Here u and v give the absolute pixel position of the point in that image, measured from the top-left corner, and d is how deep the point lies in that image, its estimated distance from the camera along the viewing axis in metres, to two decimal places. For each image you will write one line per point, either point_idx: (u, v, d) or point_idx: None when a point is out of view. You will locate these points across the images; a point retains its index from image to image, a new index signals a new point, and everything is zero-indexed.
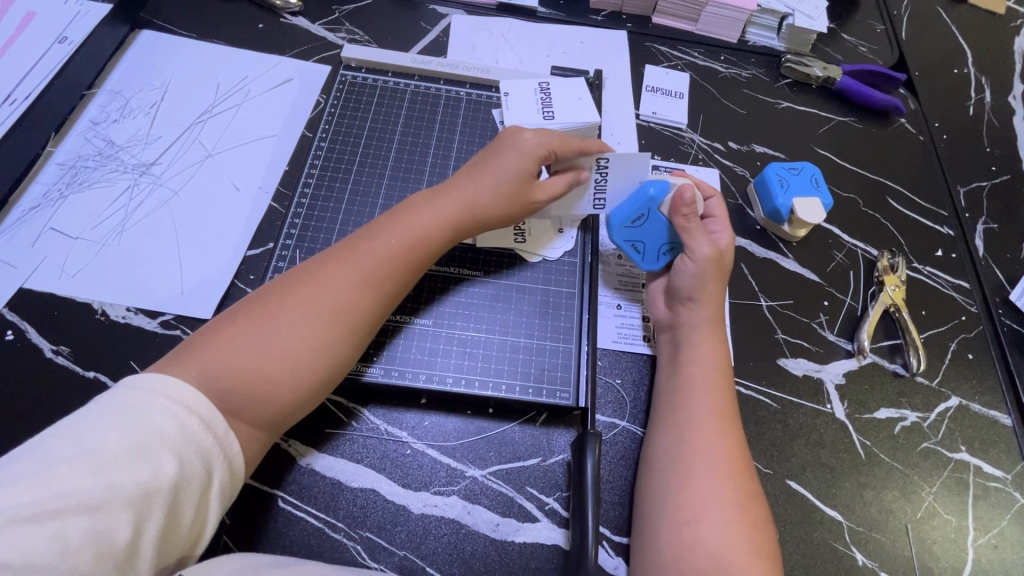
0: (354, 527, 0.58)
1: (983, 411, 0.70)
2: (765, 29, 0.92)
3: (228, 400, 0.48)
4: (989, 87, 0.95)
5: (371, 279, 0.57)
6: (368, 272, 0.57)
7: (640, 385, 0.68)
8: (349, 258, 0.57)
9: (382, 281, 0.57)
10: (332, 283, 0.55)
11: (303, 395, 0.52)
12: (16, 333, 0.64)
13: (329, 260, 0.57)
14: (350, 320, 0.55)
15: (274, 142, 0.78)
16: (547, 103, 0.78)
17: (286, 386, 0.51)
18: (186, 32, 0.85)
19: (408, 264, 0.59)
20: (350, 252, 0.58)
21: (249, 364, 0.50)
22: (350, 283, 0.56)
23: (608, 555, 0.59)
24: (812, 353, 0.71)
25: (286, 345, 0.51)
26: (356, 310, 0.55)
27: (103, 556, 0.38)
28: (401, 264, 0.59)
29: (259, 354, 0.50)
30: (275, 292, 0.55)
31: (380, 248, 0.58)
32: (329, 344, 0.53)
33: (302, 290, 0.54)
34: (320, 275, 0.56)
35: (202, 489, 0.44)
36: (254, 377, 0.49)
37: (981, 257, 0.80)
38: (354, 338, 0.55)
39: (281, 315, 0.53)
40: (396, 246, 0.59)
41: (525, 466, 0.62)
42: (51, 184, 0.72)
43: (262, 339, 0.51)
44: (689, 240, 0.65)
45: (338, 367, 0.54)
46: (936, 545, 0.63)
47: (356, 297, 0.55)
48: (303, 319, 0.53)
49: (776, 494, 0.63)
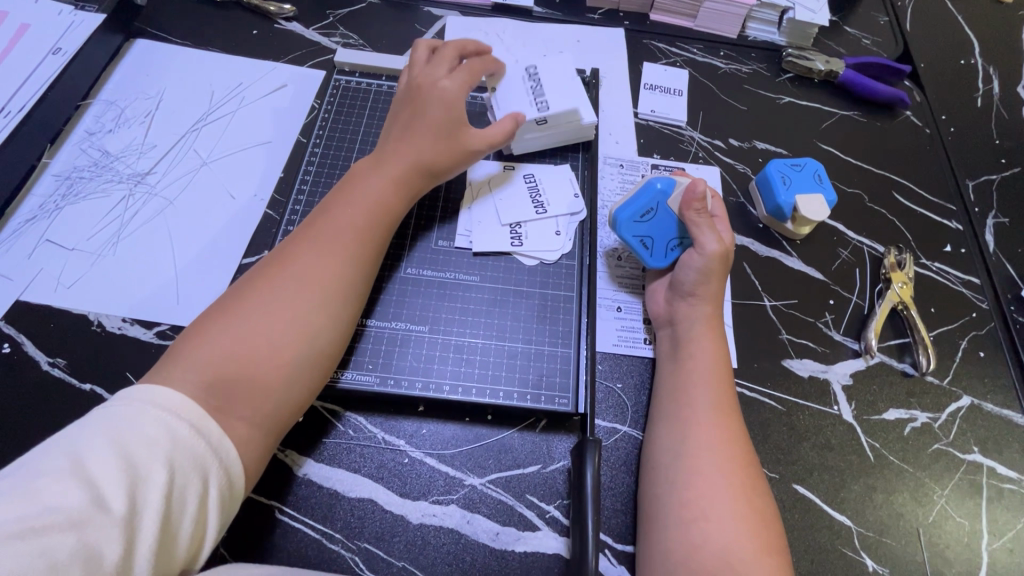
0: (353, 538, 0.57)
1: (995, 410, 0.68)
2: (767, 24, 0.90)
3: (220, 389, 0.48)
4: (997, 77, 0.92)
5: (339, 250, 0.59)
6: (333, 245, 0.59)
7: (641, 389, 0.66)
8: (308, 237, 0.59)
9: (349, 251, 0.59)
10: (295, 262, 0.57)
11: (293, 368, 0.53)
12: (13, 345, 0.64)
13: (292, 244, 0.59)
14: (322, 289, 0.56)
15: (268, 149, 0.78)
16: (539, 91, 0.75)
17: (272, 361, 0.52)
18: (180, 40, 0.85)
19: (371, 233, 0.61)
20: (308, 232, 0.60)
21: (231, 347, 0.51)
22: (313, 256, 0.58)
23: (611, 564, 0.58)
24: (818, 353, 0.70)
25: (265, 321, 0.53)
26: (327, 279, 0.57)
27: (94, 572, 0.37)
28: (364, 232, 0.61)
29: (237, 337, 0.51)
30: (245, 283, 0.56)
31: (340, 221, 0.60)
32: (305, 313, 0.55)
33: (268, 274, 0.56)
34: (285, 257, 0.58)
35: (198, 497, 0.44)
36: (238, 362, 0.50)
37: (992, 252, 0.78)
38: (332, 304, 0.57)
39: (252, 300, 0.54)
40: (357, 217, 0.61)
41: (526, 473, 0.61)
42: (48, 196, 0.72)
43: (240, 322, 0.52)
44: (699, 236, 0.64)
45: (323, 337, 0.55)
46: (949, 549, 0.61)
47: (323, 266, 0.57)
48: (276, 297, 0.54)
49: (783, 499, 0.62)
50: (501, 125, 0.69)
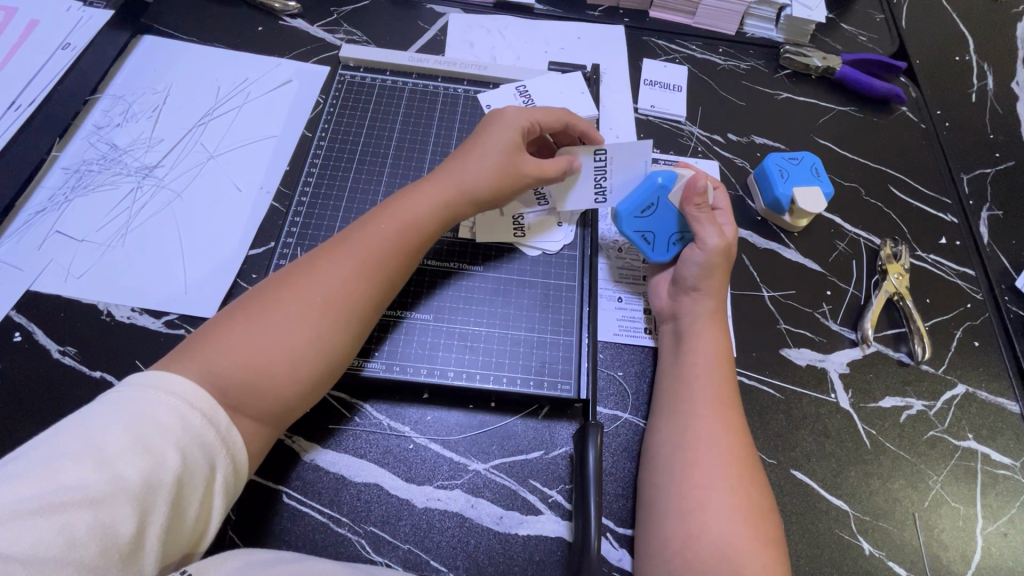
0: (359, 521, 0.58)
1: (990, 397, 0.70)
2: (764, 21, 0.91)
3: (228, 393, 0.48)
4: (991, 73, 0.94)
5: (367, 269, 0.58)
6: (362, 263, 0.58)
7: (642, 376, 0.68)
8: (341, 251, 0.58)
9: (376, 271, 0.58)
10: (324, 275, 0.56)
11: (303, 385, 0.53)
12: (24, 333, 0.65)
13: (324, 254, 0.58)
14: (345, 310, 0.56)
15: (275, 143, 0.79)
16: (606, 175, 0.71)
17: (286, 378, 0.52)
18: (186, 36, 0.86)
19: (402, 255, 0.60)
20: (343, 245, 0.59)
21: (249, 356, 0.50)
22: (344, 273, 0.57)
23: (612, 547, 0.59)
24: (816, 342, 0.71)
25: (284, 334, 0.52)
26: (353, 299, 0.56)
27: (107, 548, 0.38)
28: (393, 255, 0.60)
29: (257, 348, 0.51)
30: (272, 287, 0.56)
31: (374, 238, 0.59)
32: (326, 333, 0.54)
33: (296, 283, 0.56)
34: (313, 267, 0.57)
35: (206, 482, 0.45)
36: (253, 372, 0.50)
37: (986, 244, 0.80)
38: (351, 327, 0.56)
39: (277, 309, 0.54)
40: (390, 237, 0.60)
41: (528, 459, 0.62)
42: (57, 188, 0.74)
43: (261, 330, 0.52)
44: (700, 231, 0.65)
45: (336, 358, 0.55)
46: (945, 533, 0.63)
47: (351, 286, 0.56)
48: (299, 311, 0.54)
49: (782, 484, 0.63)
50: (556, 168, 0.68)
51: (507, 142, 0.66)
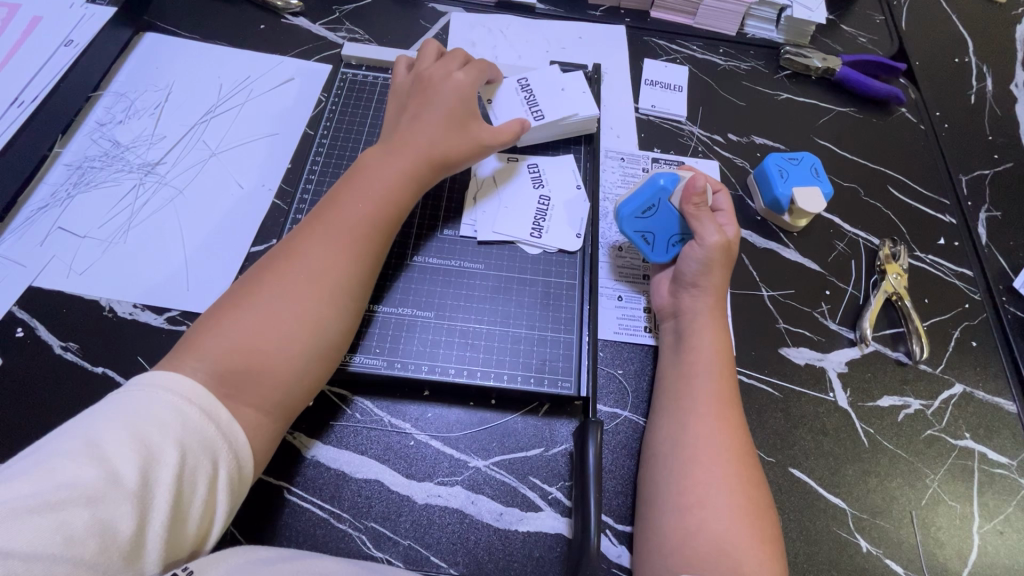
0: (360, 517, 0.58)
1: (988, 397, 0.70)
2: (765, 21, 0.92)
3: (228, 381, 0.49)
4: (990, 75, 0.94)
5: (346, 243, 0.58)
6: (342, 237, 0.58)
7: (642, 374, 0.68)
8: (319, 228, 0.59)
9: (356, 243, 0.59)
10: (304, 254, 0.57)
11: (305, 359, 0.54)
12: (26, 329, 0.65)
13: (301, 234, 0.59)
14: (330, 283, 0.56)
15: (276, 140, 0.79)
16: (543, 215, 0.73)
17: (280, 356, 0.52)
18: (189, 34, 0.86)
19: (380, 225, 0.61)
20: (319, 223, 0.59)
21: (241, 340, 0.51)
22: (324, 248, 0.57)
23: (611, 543, 0.59)
24: (815, 342, 0.71)
25: (272, 315, 0.53)
26: (337, 271, 0.57)
27: (107, 546, 0.39)
28: (373, 226, 0.60)
29: (247, 331, 0.52)
30: (254, 274, 0.56)
31: (350, 213, 0.60)
32: (314, 307, 0.55)
33: (277, 265, 0.56)
34: (292, 248, 0.57)
35: (207, 479, 0.45)
36: (248, 356, 0.51)
37: (984, 244, 0.80)
38: (341, 299, 0.57)
39: (261, 292, 0.54)
40: (366, 208, 0.60)
41: (528, 456, 0.62)
42: (60, 184, 0.74)
43: (251, 313, 0.53)
44: (699, 229, 0.65)
45: (329, 331, 0.55)
46: (941, 531, 0.63)
47: (334, 260, 0.57)
48: (284, 291, 0.54)
49: (780, 482, 0.63)
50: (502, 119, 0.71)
51: (461, 105, 0.68)
